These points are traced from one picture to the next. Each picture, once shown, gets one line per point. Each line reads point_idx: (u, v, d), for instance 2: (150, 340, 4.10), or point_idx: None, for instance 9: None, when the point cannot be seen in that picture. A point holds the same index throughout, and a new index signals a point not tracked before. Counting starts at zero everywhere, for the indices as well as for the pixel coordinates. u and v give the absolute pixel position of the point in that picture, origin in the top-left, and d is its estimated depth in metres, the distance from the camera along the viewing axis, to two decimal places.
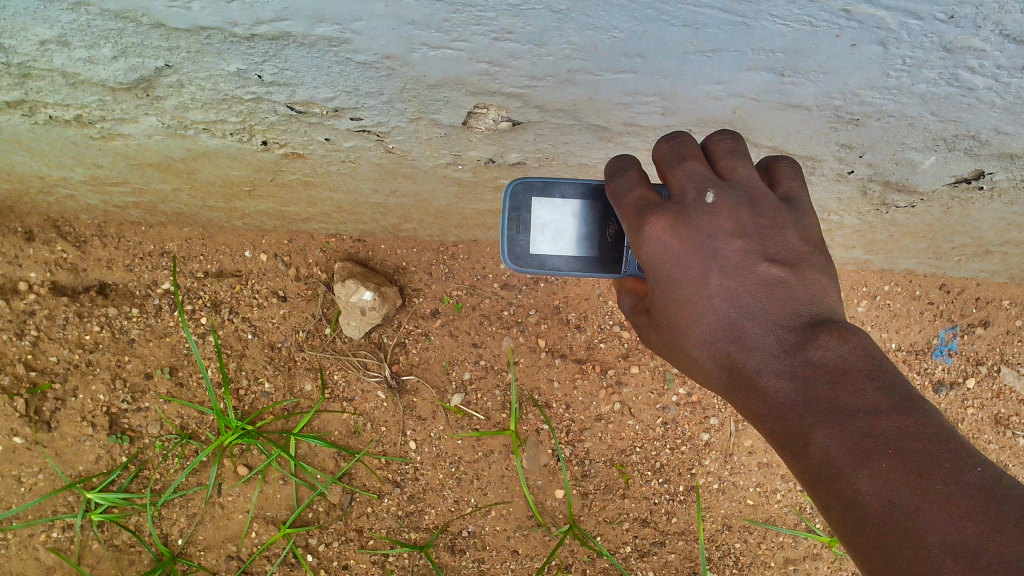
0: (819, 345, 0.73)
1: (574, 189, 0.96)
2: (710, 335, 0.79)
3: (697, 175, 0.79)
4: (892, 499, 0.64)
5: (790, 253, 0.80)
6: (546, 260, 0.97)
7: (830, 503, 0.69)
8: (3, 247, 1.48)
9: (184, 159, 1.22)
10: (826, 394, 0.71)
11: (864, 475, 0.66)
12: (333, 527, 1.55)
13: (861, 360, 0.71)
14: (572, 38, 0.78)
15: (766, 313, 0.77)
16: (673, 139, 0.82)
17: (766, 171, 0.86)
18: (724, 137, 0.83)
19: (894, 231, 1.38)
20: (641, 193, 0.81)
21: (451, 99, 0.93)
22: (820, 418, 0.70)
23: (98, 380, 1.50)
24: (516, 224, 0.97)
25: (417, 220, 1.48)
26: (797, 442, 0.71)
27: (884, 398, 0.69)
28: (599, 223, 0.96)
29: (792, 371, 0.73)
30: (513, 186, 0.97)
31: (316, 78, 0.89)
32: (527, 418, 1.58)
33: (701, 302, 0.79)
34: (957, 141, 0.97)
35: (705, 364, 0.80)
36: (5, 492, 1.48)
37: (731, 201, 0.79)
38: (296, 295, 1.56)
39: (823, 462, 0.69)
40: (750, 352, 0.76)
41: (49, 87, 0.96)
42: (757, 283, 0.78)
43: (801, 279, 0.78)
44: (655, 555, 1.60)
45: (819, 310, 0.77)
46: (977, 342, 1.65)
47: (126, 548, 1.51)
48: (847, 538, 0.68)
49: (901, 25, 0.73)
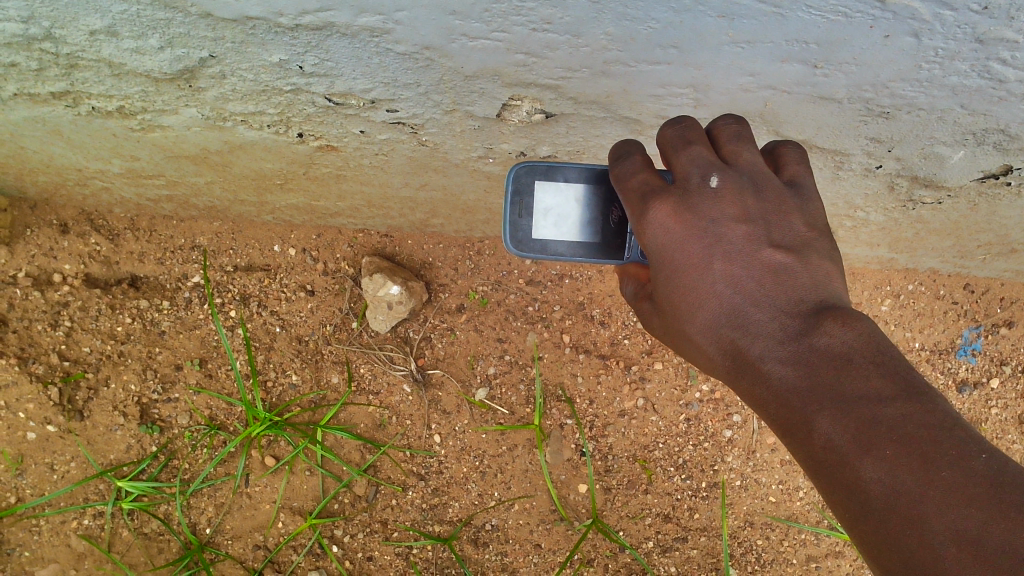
0: (823, 332, 0.73)
1: (577, 173, 0.96)
2: (713, 322, 0.79)
3: (702, 160, 0.80)
4: (896, 486, 0.65)
5: (795, 239, 0.81)
6: (548, 245, 0.97)
7: (832, 489, 0.70)
8: (38, 240, 1.51)
9: (220, 151, 1.24)
10: (829, 380, 0.71)
11: (868, 462, 0.67)
12: (358, 519, 1.56)
13: (866, 347, 0.72)
14: (609, 29, 0.80)
15: (769, 300, 0.78)
16: (678, 124, 0.82)
17: (771, 156, 0.87)
18: (728, 121, 0.83)
19: (920, 229, 1.39)
20: (644, 178, 0.82)
21: (486, 91, 0.95)
22: (823, 405, 0.70)
23: (129, 370, 1.53)
24: (519, 207, 0.97)
25: (445, 214, 1.49)
26: (800, 429, 0.72)
27: (888, 384, 0.69)
28: (602, 209, 0.98)
29: (796, 357, 0.74)
30: (516, 169, 0.96)
31: (356, 69, 0.91)
32: (550, 413, 1.60)
33: (705, 288, 0.79)
34: (986, 135, 0.98)
35: (708, 351, 0.81)
36: (38, 479, 1.50)
37: (736, 186, 0.80)
38: (324, 289, 1.58)
39: (826, 449, 0.70)
40: (753, 339, 0.77)
41: (94, 77, 0.99)
42: (761, 270, 0.79)
43: (805, 265, 0.79)
44: (677, 550, 1.61)
45: (823, 296, 0.77)
46: (1001, 342, 1.65)
47: (156, 536, 1.53)
48: (849, 523, 0.69)
49: (935, 16, 0.74)
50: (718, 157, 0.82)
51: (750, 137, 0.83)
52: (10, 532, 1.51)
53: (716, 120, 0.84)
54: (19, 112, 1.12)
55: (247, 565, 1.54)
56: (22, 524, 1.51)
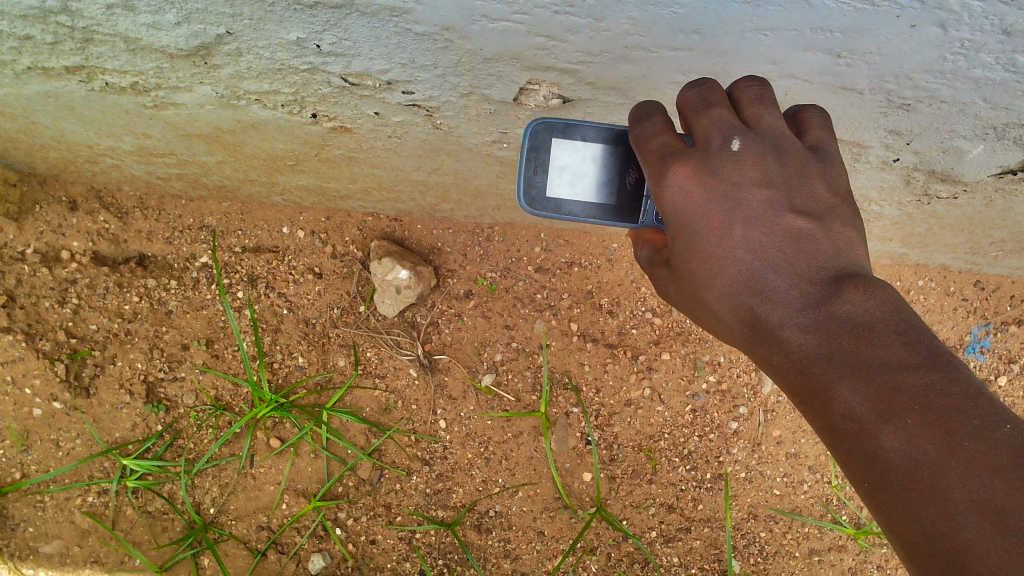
0: (845, 299, 0.73)
1: (595, 132, 0.95)
2: (732, 288, 0.79)
3: (723, 123, 0.79)
4: (917, 456, 0.65)
5: (817, 205, 0.80)
6: (562, 204, 0.96)
7: (851, 457, 0.70)
8: (47, 216, 1.51)
9: (233, 131, 1.23)
10: (850, 349, 0.71)
11: (889, 431, 0.67)
12: (362, 502, 1.56)
13: (889, 315, 0.71)
14: (631, 13, 0.80)
15: (790, 266, 0.77)
16: (700, 87, 0.81)
17: (793, 121, 0.86)
18: (750, 84, 0.82)
19: (933, 224, 1.38)
20: (664, 141, 0.80)
21: (504, 73, 0.95)
22: (843, 372, 0.70)
23: (136, 349, 1.52)
24: (534, 164, 0.96)
25: (456, 200, 1.49)
26: (819, 397, 0.72)
27: (911, 353, 0.69)
28: (620, 170, 0.96)
29: (816, 325, 0.73)
30: (534, 125, 0.95)
31: (374, 49, 0.91)
32: (557, 401, 1.59)
33: (724, 253, 0.79)
34: (1006, 129, 0.97)
35: (726, 317, 0.81)
36: (43, 455, 1.50)
37: (758, 151, 0.79)
38: (332, 272, 1.57)
39: (846, 418, 0.70)
40: (773, 305, 0.76)
41: (109, 52, 0.99)
42: (783, 236, 0.78)
43: (827, 232, 0.78)
44: (681, 541, 1.60)
45: (845, 263, 0.77)
46: (1010, 340, 1.65)
47: (160, 515, 1.52)
48: (867, 491, 0.69)
49: (963, 7, 0.74)
50: (740, 120, 0.81)
51: (772, 100, 0.81)
52: (14, 508, 1.50)
53: (738, 82, 0.82)
54: (32, 86, 1.12)
55: (250, 546, 1.54)
56: (26, 500, 1.50)
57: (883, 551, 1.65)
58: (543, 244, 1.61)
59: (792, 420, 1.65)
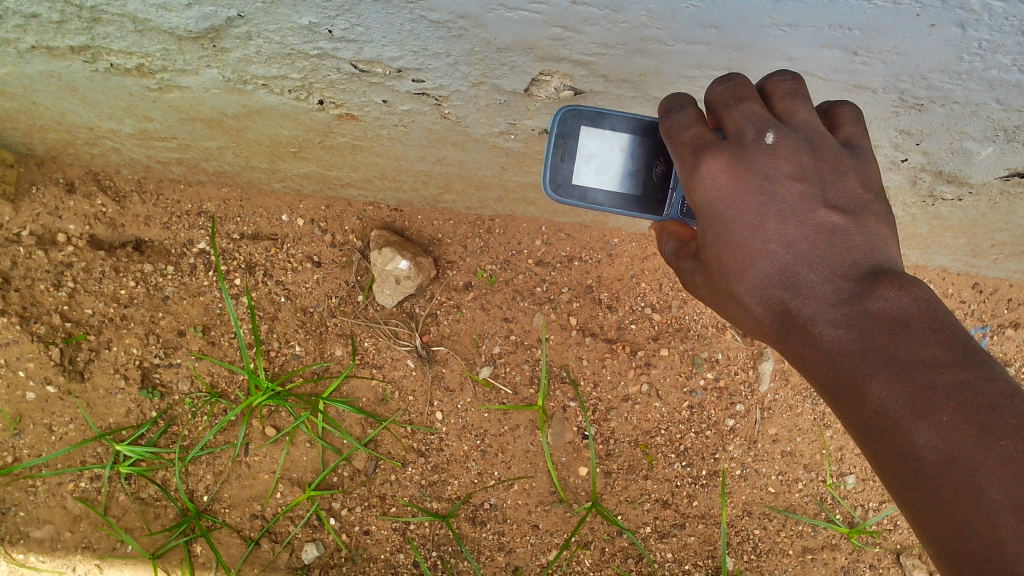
0: (879, 295, 0.73)
1: (624, 122, 0.96)
2: (764, 281, 0.80)
3: (756, 117, 0.79)
4: (952, 453, 0.66)
5: (851, 201, 0.80)
6: (587, 192, 0.98)
7: (882, 454, 0.71)
8: (44, 198, 1.50)
9: (237, 116, 1.23)
10: (884, 344, 0.71)
11: (923, 428, 0.67)
12: (356, 493, 1.55)
13: (922, 312, 0.71)
14: (650, 5, 0.79)
15: (823, 261, 0.77)
16: (730, 81, 0.81)
17: (826, 116, 0.86)
18: (784, 78, 0.82)
19: (936, 225, 1.39)
20: (696, 133, 0.81)
21: (517, 64, 0.94)
22: (877, 368, 0.71)
23: (132, 334, 1.51)
24: (562, 151, 0.96)
25: (458, 191, 1.48)
26: (851, 393, 0.72)
27: (946, 350, 0.69)
28: (647, 161, 0.97)
29: (850, 321, 0.74)
30: (563, 112, 0.95)
31: (386, 36, 0.90)
32: (555, 395, 1.59)
33: (756, 247, 0.80)
34: (1016, 132, 0.98)
35: (757, 312, 0.81)
36: (36, 440, 1.48)
37: (793, 145, 0.79)
38: (331, 261, 1.56)
39: (878, 414, 0.70)
40: (806, 300, 0.77)
41: (116, 32, 0.97)
42: (816, 231, 0.78)
43: (860, 227, 0.79)
44: (675, 537, 1.60)
45: (878, 260, 0.77)
46: (1006, 343, 1.65)
47: (153, 501, 1.52)
48: (899, 489, 0.70)
49: (984, 7, 0.74)
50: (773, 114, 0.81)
51: (805, 96, 0.81)
52: (6, 492, 1.49)
53: (771, 75, 0.82)
54: (34, 66, 1.10)
55: (243, 534, 1.53)
56: (18, 484, 1.49)
57: (876, 551, 1.66)
58: (543, 238, 1.61)
59: (788, 418, 1.65)
